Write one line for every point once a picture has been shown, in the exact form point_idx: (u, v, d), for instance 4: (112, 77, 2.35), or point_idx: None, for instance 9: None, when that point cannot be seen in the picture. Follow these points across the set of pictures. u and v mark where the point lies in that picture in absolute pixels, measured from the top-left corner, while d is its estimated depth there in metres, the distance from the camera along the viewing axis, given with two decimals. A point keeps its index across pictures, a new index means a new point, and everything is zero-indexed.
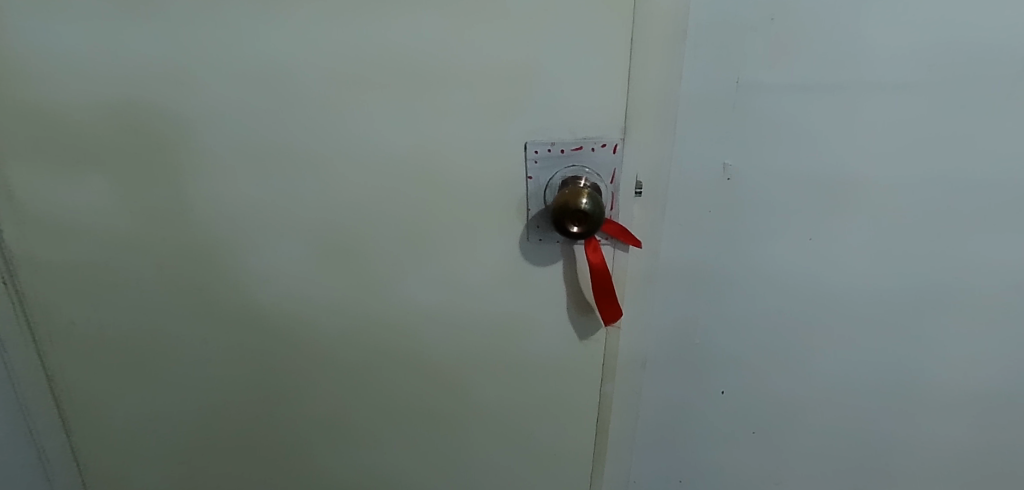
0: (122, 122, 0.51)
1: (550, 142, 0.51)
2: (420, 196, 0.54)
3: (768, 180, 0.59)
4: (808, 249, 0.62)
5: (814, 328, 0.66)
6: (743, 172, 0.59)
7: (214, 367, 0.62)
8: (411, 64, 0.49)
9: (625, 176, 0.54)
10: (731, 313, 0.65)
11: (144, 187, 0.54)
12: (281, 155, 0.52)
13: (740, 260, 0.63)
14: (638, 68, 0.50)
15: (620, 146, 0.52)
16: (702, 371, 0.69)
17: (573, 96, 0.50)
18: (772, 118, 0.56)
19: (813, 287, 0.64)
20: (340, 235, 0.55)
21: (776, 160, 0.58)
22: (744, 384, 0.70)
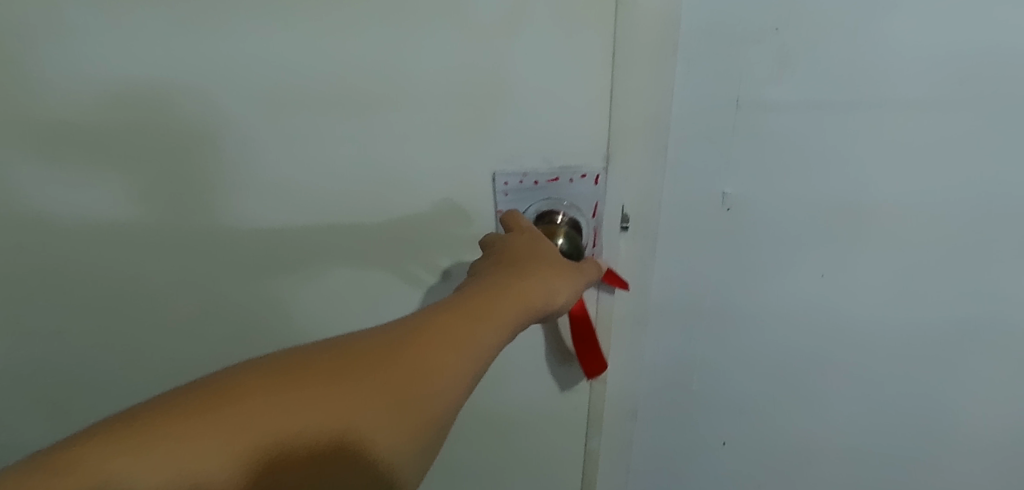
0: (104, 107, 0.42)
1: (521, 173, 0.45)
2: (383, 224, 0.47)
3: (774, 210, 0.52)
4: (820, 284, 0.56)
5: (823, 368, 0.60)
6: (745, 201, 0.52)
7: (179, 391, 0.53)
8: (361, 88, 0.42)
9: (608, 210, 0.48)
10: (733, 354, 0.59)
11: (127, 188, 0.44)
12: (240, 170, 0.44)
13: (744, 296, 0.56)
14: (624, 88, 0.43)
15: (603, 176, 0.46)
16: (702, 418, 0.62)
17: (549, 119, 0.43)
18: (779, 141, 0.49)
19: (826, 325, 0.58)
20: (307, 259, 0.48)
21: (782, 187, 0.51)
22: (748, 431, 0.63)
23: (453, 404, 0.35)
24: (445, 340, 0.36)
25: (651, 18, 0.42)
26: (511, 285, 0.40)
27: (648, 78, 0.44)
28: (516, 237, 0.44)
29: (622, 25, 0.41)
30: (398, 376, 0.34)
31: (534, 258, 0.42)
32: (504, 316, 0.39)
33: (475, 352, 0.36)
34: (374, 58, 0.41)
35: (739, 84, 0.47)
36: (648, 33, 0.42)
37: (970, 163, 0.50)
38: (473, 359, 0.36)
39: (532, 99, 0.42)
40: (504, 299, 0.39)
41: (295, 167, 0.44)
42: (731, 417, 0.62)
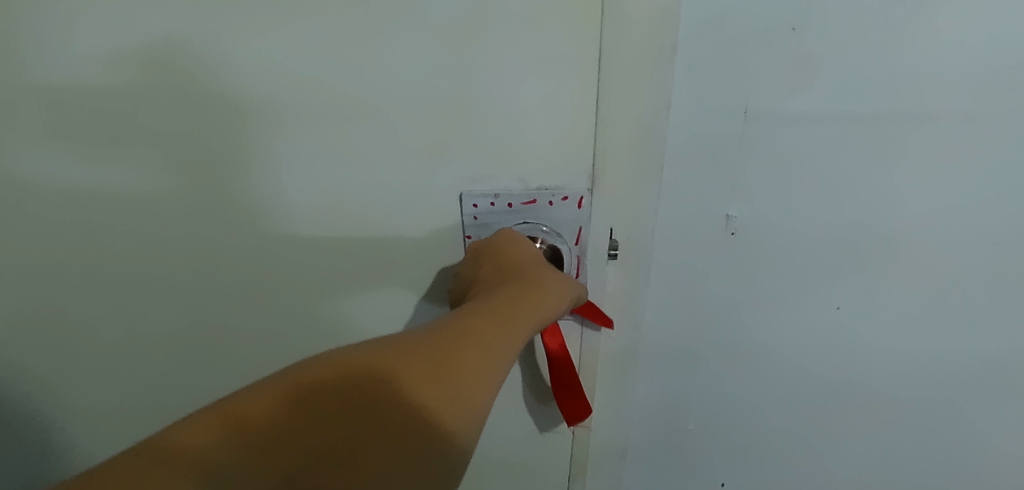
0: (123, 85, 0.38)
1: (493, 194, 0.41)
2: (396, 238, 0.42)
3: (787, 234, 0.46)
4: (836, 316, 0.50)
5: (835, 408, 0.54)
6: (754, 225, 0.46)
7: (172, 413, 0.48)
8: (323, 92, 0.38)
9: (594, 236, 0.43)
10: (737, 390, 0.53)
11: (145, 175, 0.40)
12: (262, 165, 0.40)
13: (751, 329, 0.50)
14: (607, 101, 0.39)
15: (587, 199, 0.41)
16: (701, 457, 0.56)
17: (526, 133, 0.39)
18: (793, 158, 0.44)
19: (843, 360, 0.52)
20: (321, 272, 0.43)
21: (797, 210, 0.45)
22: (752, 472, 0.57)
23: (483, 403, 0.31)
24: (467, 339, 0.32)
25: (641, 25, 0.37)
26: (520, 295, 0.36)
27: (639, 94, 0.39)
28: (517, 242, 0.40)
29: (604, 32, 0.37)
30: (424, 374, 0.30)
31: (539, 269, 0.39)
32: (523, 318, 0.35)
33: (500, 355, 0.32)
34: (324, 64, 0.37)
35: (745, 93, 0.41)
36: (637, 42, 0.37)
37: (1009, 184, 0.45)
38: (499, 360, 0.32)
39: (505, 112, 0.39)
40: (520, 299, 0.35)
41: (310, 168, 0.40)
42: (732, 460, 0.57)
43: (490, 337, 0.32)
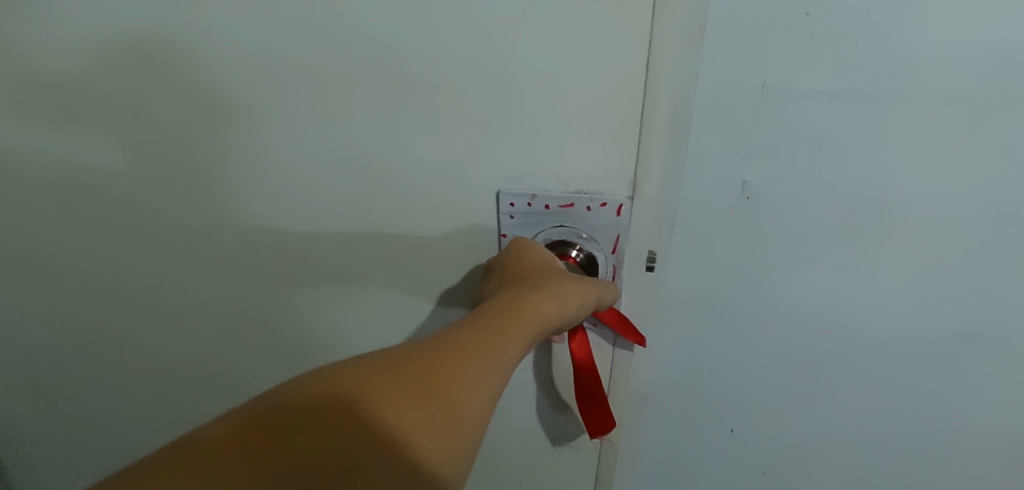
0: (143, 65, 0.41)
1: (529, 195, 0.41)
2: (430, 220, 0.43)
3: (795, 200, 0.47)
4: (835, 284, 0.51)
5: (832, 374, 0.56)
6: (767, 192, 0.47)
7: (226, 362, 0.52)
8: (361, 69, 0.39)
9: (631, 243, 0.42)
10: (740, 350, 0.55)
11: (167, 145, 0.43)
12: (291, 140, 0.42)
13: (755, 292, 0.52)
14: (649, 106, 0.37)
15: (626, 206, 0.41)
16: (705, 409, 0.59)
17: (570, 134, 0.39)
18: (801, 131, 0.45)
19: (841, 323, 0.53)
20: (352, 245, 0.45)
21: (802, 181, 0.47)
22: (755, 426, 0.60)
23: (486, 396, 0.31)
24: (474, 335, 0.32)
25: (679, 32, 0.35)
26: (517, 299, 0.35)
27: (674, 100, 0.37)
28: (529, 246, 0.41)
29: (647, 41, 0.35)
30: (427, 366, 0.30)
31: (546, 270, 0.39)
32: (532, 314, 0.35)
33: (507, 349, 0.33)
34: (365, 43, 0.38)
35: (760, 70, 0.43)
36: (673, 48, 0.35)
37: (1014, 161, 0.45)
38: (505, 354, 0.32)
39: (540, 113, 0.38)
40: (528, 294, 0.36)
41: (333, 140, 0.41)
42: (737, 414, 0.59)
43: (491, 335, 0.33)
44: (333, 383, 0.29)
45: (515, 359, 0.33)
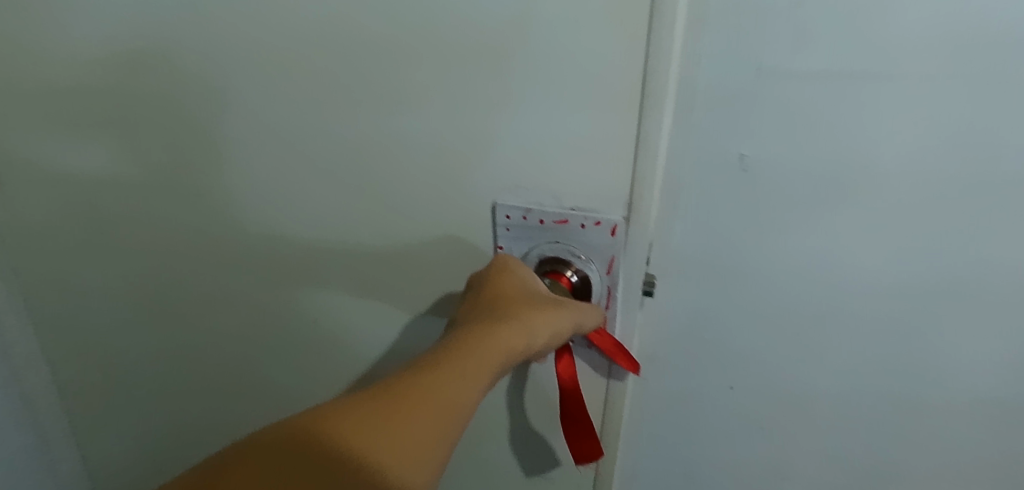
0: (251, 52, 0.62)
1: (523, 210, 0.62)
2: (497, 154, 0.61)
3: (763, 79, 0.59)
4: (750, 157, 0.63)
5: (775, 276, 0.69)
6: (735, 85, 0.60)
7: (322, 274, 0.74)
8: (440, 40, 0.56)
9: (628, 254, 0.63)
10: (707, 217, 0.67)
11: (267, 104, 0.65)
12: (361, 104, 0.62)
13: (708, 144, 0.63)
14: (652, 89, 0.53)
15: (618, 226, 0.61)
16: (698, 359, 0.76)
17: (561, 158, 0.59)
18: (749, 41, 0.57)
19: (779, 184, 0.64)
20: (448, 165, 0.63)
21: (744, 82, 0.59)
22: (722, 328, 0.74)
23: (453, 429, 0.45)
24: (437, 384, 0.46)
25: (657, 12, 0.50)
26: (437, 387, 0.46)
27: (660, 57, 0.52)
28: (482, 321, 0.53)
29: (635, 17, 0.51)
30: (395, 401, 0.44)
31: (492, 343, 0.50)
32: (483, 361, 0.49)
33: (475, 372, 0.48)
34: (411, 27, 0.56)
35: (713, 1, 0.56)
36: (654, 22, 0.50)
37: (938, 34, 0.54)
38: (471, 390, 0.47)
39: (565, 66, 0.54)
40: (473, 374, 0.48)
41: (406, 76, 0.59)
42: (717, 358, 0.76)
43: (380, 442, 0.42)
44: (311, 425, 0.42)
45: (476, 391, 0.47)
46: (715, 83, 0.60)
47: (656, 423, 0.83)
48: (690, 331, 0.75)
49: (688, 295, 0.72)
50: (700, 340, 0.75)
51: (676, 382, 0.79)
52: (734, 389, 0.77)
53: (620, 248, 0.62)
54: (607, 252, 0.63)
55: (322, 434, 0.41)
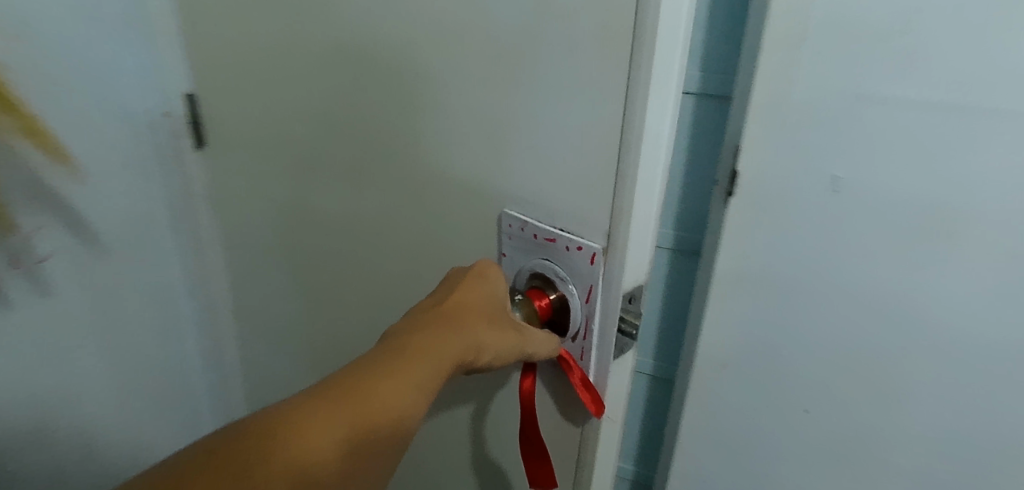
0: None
1: (523, 220, 0.39)
2: (462, 125, 0.41)
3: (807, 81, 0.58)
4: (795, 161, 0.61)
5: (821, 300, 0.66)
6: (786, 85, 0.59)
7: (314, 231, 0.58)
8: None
9: (610, 303, 0.38)
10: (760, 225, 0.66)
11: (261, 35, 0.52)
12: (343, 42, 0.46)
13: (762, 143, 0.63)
14: (632, 109, 0.32)
15: (600, 256, 0.37)
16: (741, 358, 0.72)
17: (544, 135, 0.36)
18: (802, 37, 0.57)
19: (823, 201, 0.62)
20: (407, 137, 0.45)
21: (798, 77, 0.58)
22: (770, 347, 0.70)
23: (415, 419, 0.32)
24: (384, 368, 0.31)
25: (668, 44, 0.31)
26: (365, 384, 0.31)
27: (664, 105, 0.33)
28: (435, 316, 0.35)
29: (625, 46, 0.31)
30: (369, 370, 0.31)
31: (448, 347, 0.34)
32: (438, 355, 0.33)
33: (415, 386, 0.32)
34: None
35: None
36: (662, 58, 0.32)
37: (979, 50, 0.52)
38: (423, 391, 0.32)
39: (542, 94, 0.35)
40: (431, 363, 0.33)
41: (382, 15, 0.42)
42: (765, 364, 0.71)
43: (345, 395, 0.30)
44: (225, 437, 0.28)
45: (414, 399, 0.32)
46: (804, 90, 0.58)
47: (718, 445, 0.78)
48: (750, 348, 0.71)
49: (765, 309, 0.68)
50: (772, 355, 0.70)
51: (734, 403, 0.74)
52: (810, 414, 0.71)
53: (600, 279, 0.37)
54: (587, 280, 0.38)
55: (294, 411, 0.29)
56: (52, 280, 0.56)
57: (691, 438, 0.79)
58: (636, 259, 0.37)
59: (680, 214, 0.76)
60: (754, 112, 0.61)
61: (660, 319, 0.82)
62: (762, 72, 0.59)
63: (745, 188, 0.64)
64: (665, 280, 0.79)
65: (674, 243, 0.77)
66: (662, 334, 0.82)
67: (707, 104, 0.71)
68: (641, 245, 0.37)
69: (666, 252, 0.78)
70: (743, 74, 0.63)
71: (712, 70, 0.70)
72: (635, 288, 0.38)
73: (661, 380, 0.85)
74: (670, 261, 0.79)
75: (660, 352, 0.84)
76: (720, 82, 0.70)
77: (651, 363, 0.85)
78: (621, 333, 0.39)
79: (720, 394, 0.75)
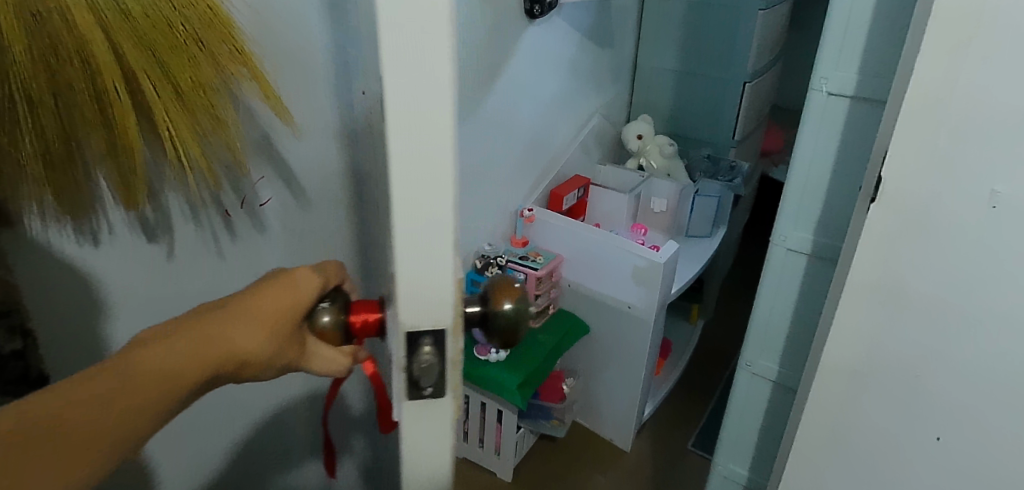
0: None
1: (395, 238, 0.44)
2: None
3: (967, 98, 0.56)
4: (929, 182, 0.60)
5: (936, 330, 0.65)
6: (942, 98, 0.57)
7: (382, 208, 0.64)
8: None
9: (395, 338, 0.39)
10: (887, 240, 0.64)
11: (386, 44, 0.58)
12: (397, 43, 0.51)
13: (903, 156, 0.61)
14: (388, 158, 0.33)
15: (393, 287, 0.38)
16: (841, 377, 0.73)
17: None
18: (971, 49, 0.55)
19: (950, 228, 0.61)
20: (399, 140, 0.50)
21: (957, 91, 0.56)
22: (871, 371, 0.70)
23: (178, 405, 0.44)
24: (156, 371, 0.42)
25: (410, 91, 0.30)
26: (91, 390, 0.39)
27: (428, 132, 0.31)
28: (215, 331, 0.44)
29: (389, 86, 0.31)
30: (102, 382, 0.39)
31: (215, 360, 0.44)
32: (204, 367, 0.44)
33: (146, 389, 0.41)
34: None
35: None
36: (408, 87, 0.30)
37: None
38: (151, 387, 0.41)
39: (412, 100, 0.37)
40: (189, 368, 0.43)
41: None
42: (864, 386, 0.71)
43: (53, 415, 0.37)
44: None
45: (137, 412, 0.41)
46: (966, 91, 0.56)
47: (836, 453, 0.77)
48: (847, 360, 0.71)
49: (906, 324, 0.66)
50: (904, 374, 0.68)
51: (867, 413, 0.72)
52: (943, 443, 0.69)
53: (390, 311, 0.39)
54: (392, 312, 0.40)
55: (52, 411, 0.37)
56: (265, 216, 0.79)
57: (809, 444, 0.78)
58: (413, 306, 0.36)
59: (824, 224, 0.85)
60: (906, 117, 0.59)
61: (791, 329, 0.93)
62: (920, 72, 0.57)
63: (890, 193, 0.62)
64: (803, 284, 0.90)
65: (814, 249, 0.87)
66: (794, 339, 0.94)
67: (864, 108, 0.78)
68: (429, 291, 0.36)
69: (805, 258, 0.88)
70: (899, 75, 0.61)
71: (870, 81, 0.76)
72: (418, 331, 0.37)
73: (785, 387, 0.98)
74: (810, 266, 0.88)
75: (794, 349, 0.94)
76: (875, 86, 0.76)
77: (776, 371, 0.97)
78: (408, 379, 0.39)
79: (847, 403, 0.73)
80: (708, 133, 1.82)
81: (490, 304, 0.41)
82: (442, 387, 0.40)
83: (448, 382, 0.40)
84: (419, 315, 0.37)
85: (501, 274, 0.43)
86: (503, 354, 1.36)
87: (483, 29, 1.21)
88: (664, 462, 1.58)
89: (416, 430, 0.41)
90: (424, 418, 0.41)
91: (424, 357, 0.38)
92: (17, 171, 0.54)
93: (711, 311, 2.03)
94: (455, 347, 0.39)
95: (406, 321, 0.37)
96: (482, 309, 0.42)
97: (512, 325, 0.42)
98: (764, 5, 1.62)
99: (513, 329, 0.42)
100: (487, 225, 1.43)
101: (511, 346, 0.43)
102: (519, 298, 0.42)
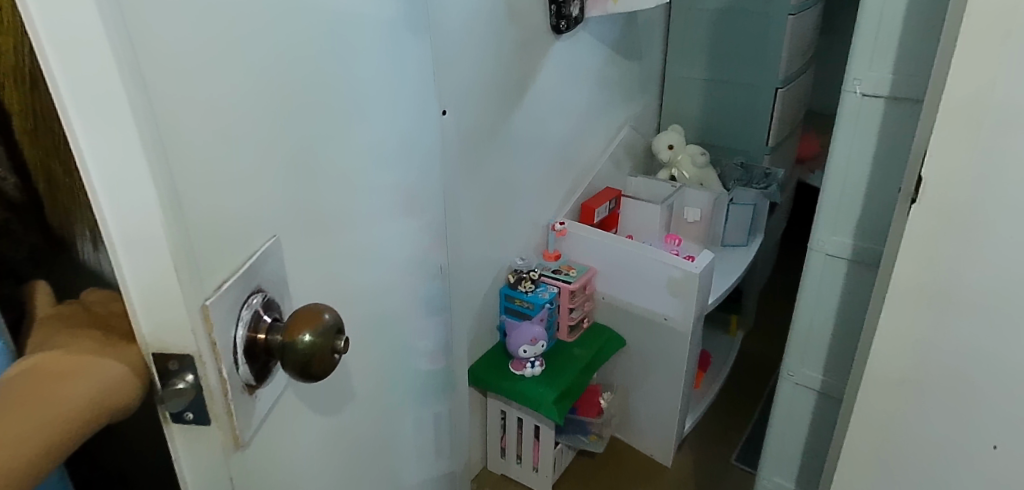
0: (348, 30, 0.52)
1: (251, 299, 0.41)
2: (270, 195, 0.44)
3: (1008, 100, 0.55)
4: (970, 185, 0.59)
5: (982, 335, 0.63)
6: (982, 100, 0.56)
7: (375, 251, 0.62)
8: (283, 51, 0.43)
9: (162, 378, 0.36)
10: (925, 245, 0.63)
11: (360, 88, 0.55)
12: (326, 93, 0.49)
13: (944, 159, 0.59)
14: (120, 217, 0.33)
15: (145, 345, 0.36)
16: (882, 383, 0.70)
17: (219, 214, 0.38)
18: (1012, 48, 0.53)
19: (994, 230, 0.59)
20: (305, 202, 0.48)
21: (998, 95, 0.55)
22: (914, 376, 0.68)
23: (88, 413, 0.34)
24: (64, 369, 0.35)
25: (113, 157, 0.30)
26: (18, 401, 0.32)
27: (114, 124, 0.30)
28: (37, 366, 0.34)
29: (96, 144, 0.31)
30: (21, 396, 0.32)
31: (97, 367, 0.35)
32: (62, 398, 0.33)
33: (61, 398, 0.33)
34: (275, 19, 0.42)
35: None
36: (83, 92, 0.29)
37: None
38: (62, 400, 0.33)
39: (189, 93, 0.34)
40: (85, 376, 0.35)
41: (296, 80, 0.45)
42: (906, 392, 0.69)
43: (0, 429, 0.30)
44: None
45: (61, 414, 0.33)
46: (1007, 87, 0.54)
47: (882, 460, 0.74)
48: (887, 365, 0.69)
49: (954, 328, 0.64)
50: (956, 379, 0.66)
51: (919, 422, 0.70)
52: (999, 450, 0.66)
53: None
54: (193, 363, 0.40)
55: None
56: None
57: (859, 454, 0.75)
58: (152, 321, 0.35)
59: (862, 229, 0.83)
60: (942, 117, 0.57)
61: (834, 336, 0.91)
62: (955, 69, 0.56)
63: (931, 194, 0.61)
64: (844, 289, 0.88)
65: (854, 253, 0.85)
66: (836, 347, 0.91)
67: (898, 109, 0.76)
68: (165, 300, 0.34)
69: (844, 263, 0.86)
70: (935, 74, 0.59)
71: (903, 81, 0.75)
72: (163, 354, 0.36)
73: (829, 397, 0.95)
74: (851, 271, 0.86)
75: (836, 357, 0.92)
76: (911, 86, 0.75)
77: (820, 380, 0.95)
78: (174, 411, 0.37)
79: (897, 412, 0.71)
80: (740, 141, 1.79)
81: (287, 334, 0.40)
82: (205, 417, 0.37)
83: (212, 412, 0.38)
84: (163, 338, 0.35)
85: (310, 304, 0.42)
86: (538, 368, 1.36)
87: (509, 47, 1.23)
88: (706, 476, 1.54)
89: (192, 462, 0.39)
90: (202, 441, 0.39)
91: (176, 387, 0.36)
92: (22, 200, 0.51)
93: (750, 321, 2.00)
94: (214, 375, 0.37)
95: (150, 340, 0.35)
96: (281, 341, 0.41)
97: (308, 359, 0.40)
98: (794, 10, 1.60)
99: (308, 364, 0.40)
100: (519, 240, 1.43)
101: (312, 380, 0.41)
102: (319, 330, 0.40)
